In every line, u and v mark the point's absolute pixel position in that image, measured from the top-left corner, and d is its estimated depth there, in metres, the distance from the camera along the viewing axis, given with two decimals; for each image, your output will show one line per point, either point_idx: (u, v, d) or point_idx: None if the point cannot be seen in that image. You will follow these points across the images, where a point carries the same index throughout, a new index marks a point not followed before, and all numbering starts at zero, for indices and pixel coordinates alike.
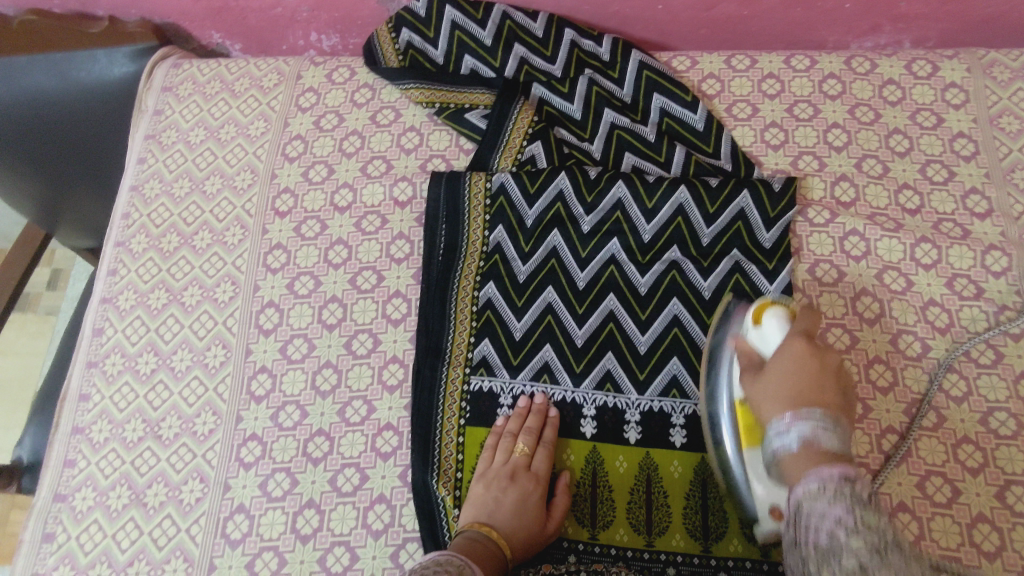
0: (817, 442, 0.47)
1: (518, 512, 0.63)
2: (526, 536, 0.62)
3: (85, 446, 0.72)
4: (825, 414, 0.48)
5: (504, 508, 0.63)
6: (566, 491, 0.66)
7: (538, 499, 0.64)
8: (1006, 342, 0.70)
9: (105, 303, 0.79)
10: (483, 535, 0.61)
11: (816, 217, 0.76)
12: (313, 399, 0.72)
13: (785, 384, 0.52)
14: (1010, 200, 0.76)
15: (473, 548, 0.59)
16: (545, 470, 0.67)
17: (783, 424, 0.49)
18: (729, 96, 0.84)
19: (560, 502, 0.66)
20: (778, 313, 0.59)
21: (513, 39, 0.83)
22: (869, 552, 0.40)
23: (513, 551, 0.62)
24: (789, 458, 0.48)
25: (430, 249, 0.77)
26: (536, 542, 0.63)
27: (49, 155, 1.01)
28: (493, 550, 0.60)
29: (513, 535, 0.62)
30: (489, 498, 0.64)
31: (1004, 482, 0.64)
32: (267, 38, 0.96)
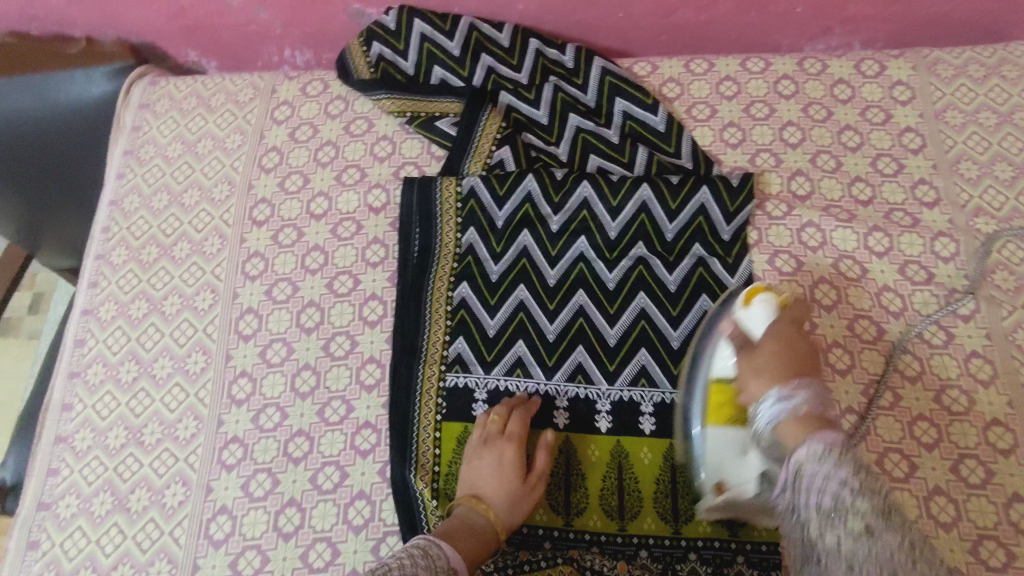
0: (810, 411, 0.50)
1: (493, 478, 0.66)
2: (512, 499, 0.65)
3: (68, 454, 0.73)
4: (816, 390, 0.52)
5: (488, 478, 0.66)
6: (547, 449, 0.68)
7: (515, 458, 0.67)
8: (957, 323, 0.73)
9: (86, 315, 0.81)
10: (473, 512, 0.64)
11: (774, 211, 0.79)
12: (292, 401, 0.74)
13: (779, 362, 0.56)
14: (957, 189, 0.80)
15: (464, 528, 0.62)
16: (522, 432, 0.69)
17: (777, 395, 0.52)
18: (689, 99, 0.87)
19: (542, 461, 0.68)
20: (767, 297, 0.62)
21: (479, 50, 0.86)
22: (876, 514, 0.43)
23: (505, 520, 0.64)
24: (784, 424, 0.51)
25: (404, 252, 0.79)
26: (524, 503, 0.66)
27: (33, 176, 1.04)
28: (485, 526, 0.63)
29: (502, 504, 0.65)
30: (476, 471, 0.67)
31: (958, 456, 0.68)
32: (243, 54, 0.99)
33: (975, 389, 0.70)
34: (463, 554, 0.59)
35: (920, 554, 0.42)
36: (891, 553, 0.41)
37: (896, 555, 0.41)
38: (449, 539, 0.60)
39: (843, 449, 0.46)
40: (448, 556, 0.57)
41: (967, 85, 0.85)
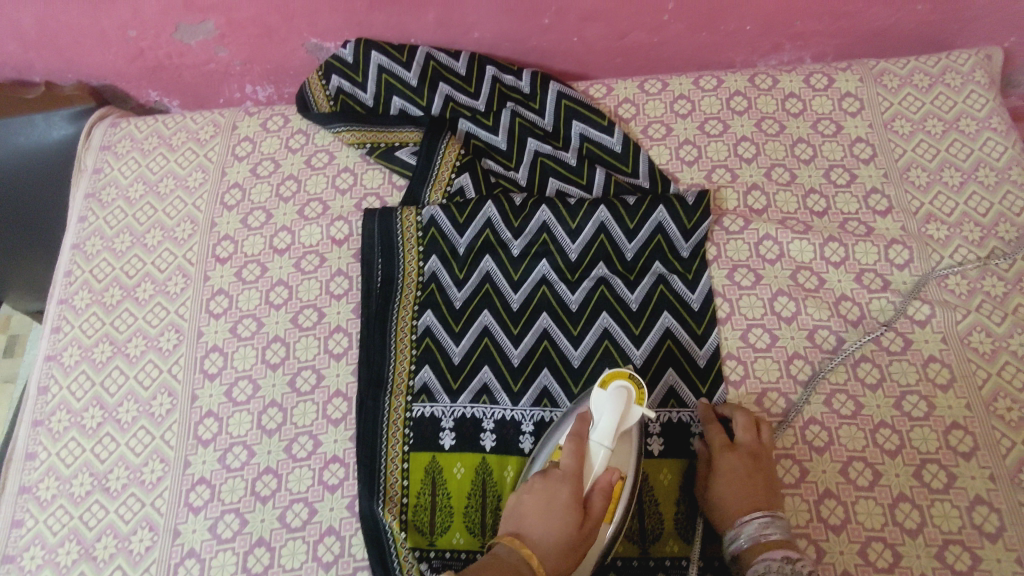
0: (761, 538, 0.60)
1: (544, 515, 0.58)
2: (559, 548, 0.57)
3: (33, 505, 0.73)
4: (764, 513, 0.61)
5: (534, 516, 0.58)
6: (603, 491, 0.60)
7: (570, 500, 0.58)
8: (914, 329, 0.74)
9: (50, 361, 0.80)
10: (510, 554, 0.57)
11: (731, 226, 0.81)
12: (259, 438, 0.74)
13: (730, 491, 0.64)
14: (908, 196, 0.81)
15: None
16: (577, 469, 0.61)
17: (735, 533, 0.62)
18: (645, 119, 0.89)
19: (599, 503, 0.60)
20: (622, 387, 0.63)
21: (437, 79, 0.87)
22: None
23: (545, 569, 0.56)
24: (745, 555, 0.61)
25: (367, 282, 0.79)
26: (572, 553, 0.58)
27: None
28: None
29: (546, 550, 0.57)
30: (523, 509, 0.59)
31: (920, 461, 0.69)
32: (205, 92, 1.00)
33: (935, 394, 0.71)
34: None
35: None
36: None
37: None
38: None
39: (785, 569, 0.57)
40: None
41: (913, 94, 0.87)
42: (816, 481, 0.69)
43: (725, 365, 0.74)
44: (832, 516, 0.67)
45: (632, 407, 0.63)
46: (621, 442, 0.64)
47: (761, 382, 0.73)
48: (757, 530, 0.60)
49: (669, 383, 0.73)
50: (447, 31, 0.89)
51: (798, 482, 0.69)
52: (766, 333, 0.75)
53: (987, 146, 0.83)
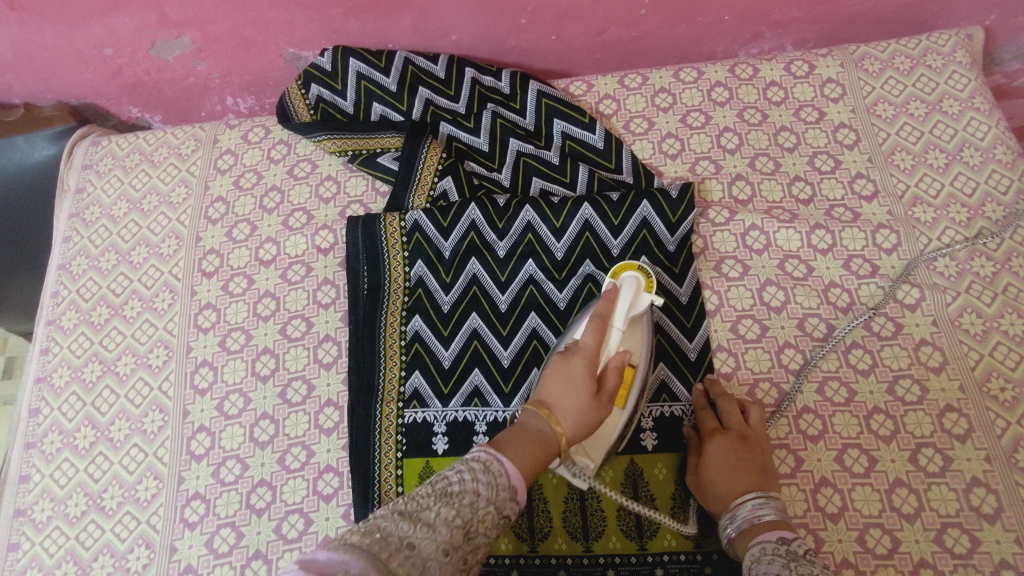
0: (757, 519, 0.60)
1: (567, 386, 0.58)
2: (583, 415, 0.57)
3: (28, 527, 0.72)
4: (757, 494, 0.61)
5: (556, 385, 0.58)
6: (617, 369, 0.61)
7: (587, 372, 0.59)
8: (904, 313, 0.74)
9: (40, 383, 0.80)
10: (535, 419, 0.55)
11: (716, 217, 0.80)
12: (252, 451, 0.73)
13: (724, 474, 0.64)
14: (893, 180, 0.81)
15: (524, 439, 0.53)
16: (596, 345, 0.63)
17: (732, 518, 0.61)
18: (626, 114, 0.89)
19: (614, 378, 0.61)
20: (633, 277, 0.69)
21: (416, 83, 0.87)
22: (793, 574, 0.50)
23: (570, 434, 0.56)
24: (743, 539, 0.60)
25: (354, 291, 0.79)
26: (592, 422, 0.58)
27: None
28: (549, 440, 0.54)
29: (569, 417, 0.56)
30: (545, 380, 0.59)
31: (915, 445, 0.68)
32: (186, 106, 0.99)
33: (927, 377, 0.71)
34: (519, 464, 0.50)
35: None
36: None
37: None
38: (506, 450, 0.51)
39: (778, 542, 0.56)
40: (507, 472, 0.49)
41: (894, 78, 0.87)
42: (811, 470, 0.69)
43: (716, 357, 0.74)
44: (828, 504, 0.67)
45: (642, 295, 0.68)
46: (634, 330, 0.68)
47: (753, 373, 0.73)
48: (751, 511, 0.60)
49: (660, 377, 0.73)
50: (424, 35, 0.89)
51: (794, 471, 0.69)
52: (756, 323, 0.75)
53: (971, 127, 0.83)
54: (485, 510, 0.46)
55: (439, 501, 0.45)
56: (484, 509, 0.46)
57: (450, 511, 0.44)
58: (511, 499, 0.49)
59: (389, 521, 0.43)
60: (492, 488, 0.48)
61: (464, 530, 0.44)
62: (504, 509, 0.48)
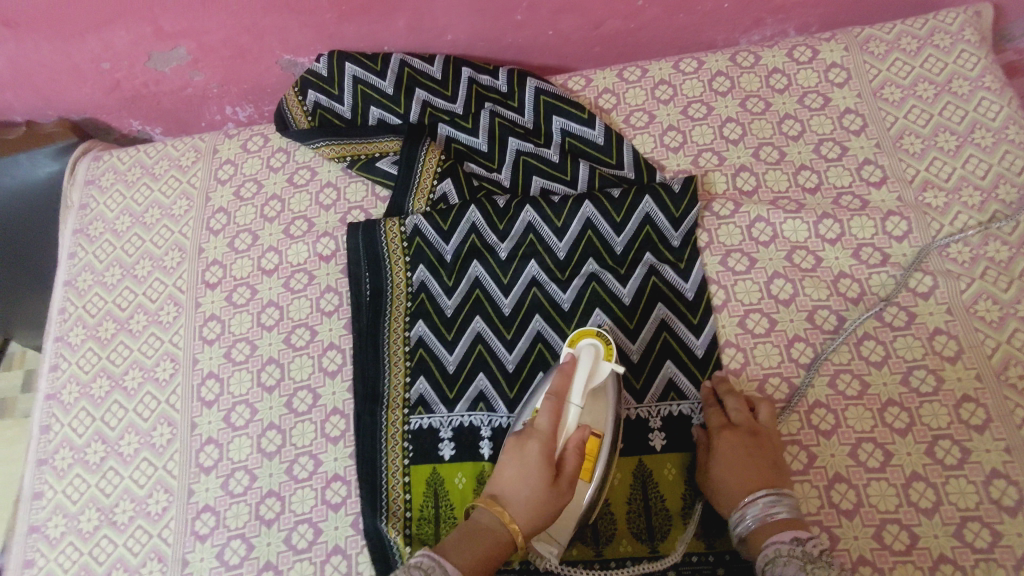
0: (771, 518, 0.59)
1: (521, 477, 0.58)
2: (539, 504, 0.57)
3: (43, 543, 0.73)
4: (769, 492, 0.60)
5: (511, 476, 0.59)
6: (576, 450, 0.60)
7: (543, 458, 0.58)
8: (916, 302, 0.72)
9: (50, 400, 0.81)
10: (489, 516, 0.57)
11: (721, 210, 0.79)
12: (260, 462, 0.73)
13: (734, 473, 0.63)
14: (903, 165, 0.79)
15: (475, 541, 0.56)
16: (551, 427, 0.60)
17: (743, 516, 0.60)
18: (626, 108, 0.87)
19: (572, 460, 0.60)
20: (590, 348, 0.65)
21: (413, 85, 0.86)
22: None
23: (525, 527, 0.57)
24: (754, 536, 0.59)
25: (356, 297, 0.79)
26: (551, 511, 0.58)
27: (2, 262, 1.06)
28: (500, 537, 0.57)
29: (522, 510, 0.57)
30: (503, 467, 0.60)
31: (932, 438, 0.67)
32: (185, 117, 1.00)
33: (942, 367, 0.69)
34: None
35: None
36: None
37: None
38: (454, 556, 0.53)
39: (795, 546, 0.56)
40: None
41: (901, 60, 0.85)
42: (824, 466, 0.67)
43: (724, 353, 0.73)
44: (843, 501, 0.66)
45: (602, 366, 0.65)
46: (596, 402, 0.64)
47: (762, 368, 0.72)
48: (762, 509, 0.60)
49: (668, 376, 0.72)
50: (419, 36, 0.88)
51: (807, 468, 0.67)
52: (764, 317, 0.74)
53: (982, 107, 0.80)
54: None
55: None
56: None
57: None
58: None
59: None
60: None
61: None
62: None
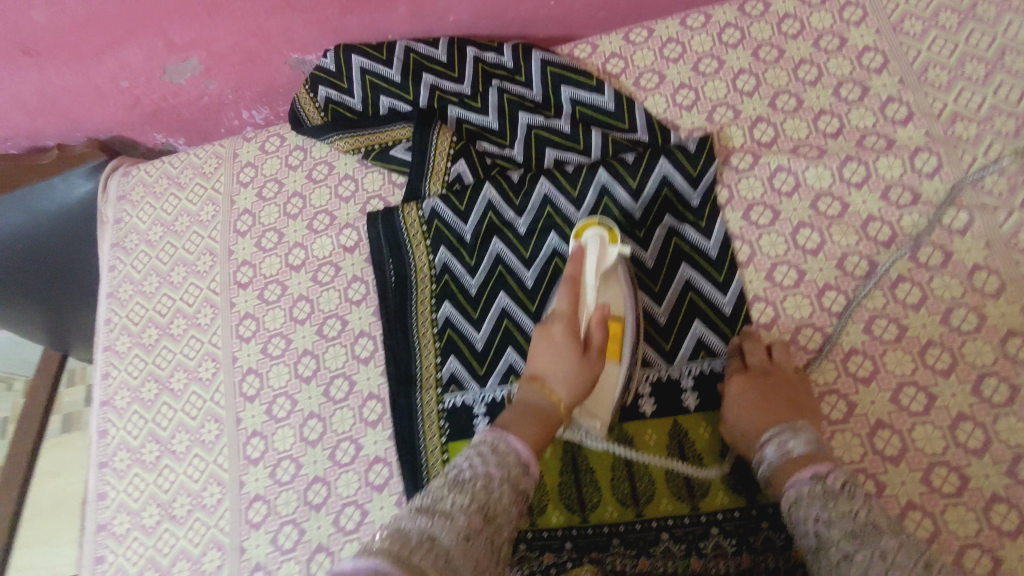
0: (790, 453, 0.58)
1: (554, 358, 0.61)
2: (574, 378, 0.61)
3: (111, 540, 0.77)
4: (783, 428, 0.60)
5: (544, 358, 0.62)
6: (600, 323, 0.62)
7: (568, 337, 0.61)
8: (953, 239, 0.70)
9: (105, 406, 0.85)
10: (532, 395, 0.60)
11: (740, 163, 0.77)
12: (304, 450, 0.76)
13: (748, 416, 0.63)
14: (928, 99, 0.76)
15: (525, 414, 0.58)
16: (572, 308, 0.63)
17: (763, 458, 0.60)
18: (635, 70, 0.86)
19: (598, 333, 0.62)
20: (596, 231, 0.66)
21: (420, 70, 0.87)
22: (849, 538, 0.49)
23: (567, 398, 0.60)
24: (775, 475, 0.58)
25: (382, 284, 0.80)
26: (588, 382, 0.61)
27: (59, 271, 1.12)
28: (547, 410, 0.60)
29: (562, 384, 0.61)
30: (534, 352, 0.63)
31: (977, 376, 0.65)
32: (205, 126, 1.02)
33: (984, 304, 0.67)
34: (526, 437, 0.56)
35: (895, 558, 0.46)
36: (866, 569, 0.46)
37: (870, 567, 0.46)
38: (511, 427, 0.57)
39: (817, 484, 0.54)
40: (517, 449, 0.54)
41: None
42: (865, 413, 0.66)
43: (753, 308, 0.72)
44: (888, 447, 0.64)
45: (609, 249, 0.65)
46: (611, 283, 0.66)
47: (794, 320, 0.70)
48: (778, 447, 0.59)
49: (697, 335, 0.71)
50: (421, 21, 0.88)
51: (847, 417, 0.66)
52: (792, 269, 0.72)
53: (1012, 30, 0.76)
54: (500, 489, 0.51)
55: (453, 490, 0.50)
56: (498, 490, 0.51)
57: (464, 499, 0.49)
58: (524, 471, 0.54)
59: (410, 521, 0.47)
60: (503, 467, 0.53)
61: (482, 512, 0.49)
62: (519, 484, 0.53)
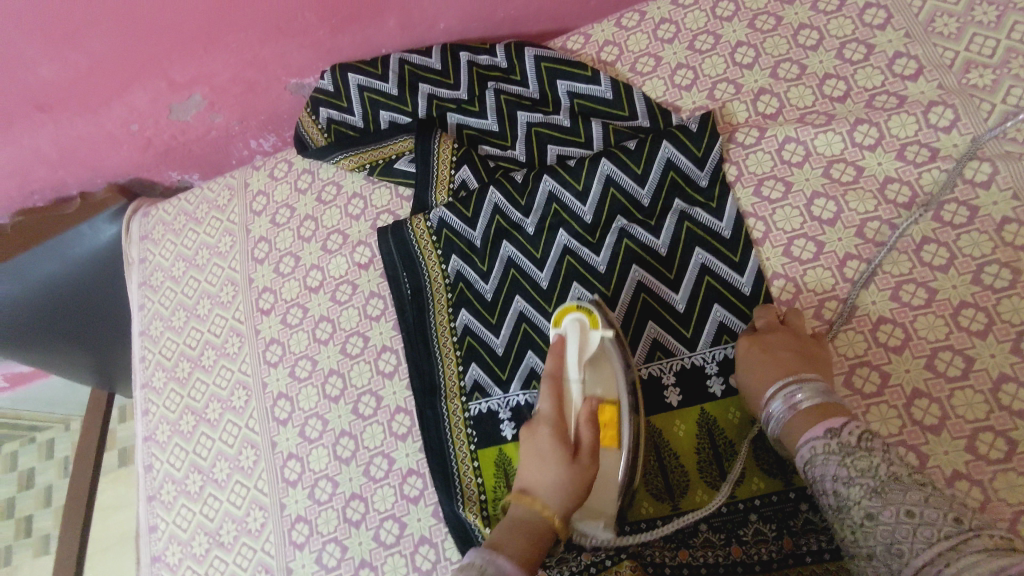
0: (799, 408, 0.59)
1: (542, 463, 0.60)
2: (566, 484, 0.59)
3: (166, 571, 0.80)
4: (788, 380, 0.60)
5: (532, 465, 0.60)
6: (588, 420, 0.61)
7: (557, 439, 0.60)
8: (978, 194, 0.67)
9: (148, 441, 0.88)
10: (523, 510, 0.58)
11: (746, 139, 0.75)
12: (339, 468, 0.77)
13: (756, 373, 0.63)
14: (938, 50, 0.73)
15: (516, 533, 0.56)
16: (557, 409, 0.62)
17: (772, 413, 0.61)
18: (630, 56, 0.84)
19: (587, 432, 0.61)
20: (575, 319, 0.67)
21: (416, 81, 0.87)
22: (871, 495, 0.50)
23: (561, 510, 0.58)
24: (788, 431, 0.59)
25: (398, 298, 0.81)
26: (582, 488, 0.59)
27: (94, 315, 1.16)
28: (540, 526, 0.57)
29: (553, 496, 0.58)
30: (523, 462, 0.61)
31: (1016, 335, 0.62)
32: (216, 159, 1.05)
33: (1016, 259, 0.64)
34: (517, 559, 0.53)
35: (922, 514, 0.47)
36: (892, 529, 0.48)
37: (897, 526, 0.48)
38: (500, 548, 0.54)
39: (830, 441, 0.54)
40: (508, 573, 0.52)
41: None
42: (900, 383, 0.64)
43: (773, 286, 0.70)
44: (927, 417, 0.62)
45: (590, 336, 0.66)
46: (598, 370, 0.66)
47: (816, 294, 0.69)
48: (786, 402, 0.59)
49: (718, 319, 0.70)
50: (412, 32, 0.88)
51: (881, 388, 0.64)
52: (810, 242, 0.70)
53: None
54: None
55: None
56: None
57: None
58: None
59: None
60: None
61: None
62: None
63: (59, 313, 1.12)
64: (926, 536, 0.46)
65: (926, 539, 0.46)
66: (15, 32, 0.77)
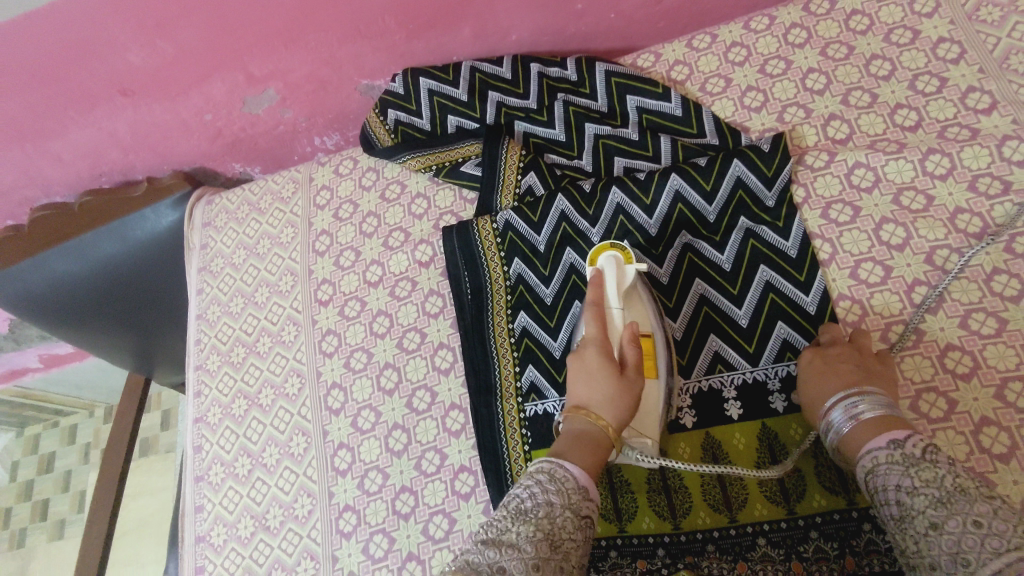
0: (863, 419, 0.58)
1: (594, 381, 0.61)
2: (617, 398, 0.60)
3: (210, 551, 0.81)
4: (850, 391, 0.60)
5: (583, 383, 0.62)
6: (632, 341, 0.64)
7: (605, 359, 0.62)
8: None
9: (198, 423, 0.89)
10: (580, 422, 0.59)
11: (815, 162, 0.76)
12: (390, 461, 0.77)
13: (819, 386, 0.63)
14: (1013, 86, 0.73)
15: (574, 443, 0.57)
16: (601, 332, 0.65)
17: (834, 423, 0.60)
18: (700, 76, 0.86)
19: (632, 353, 0.64)
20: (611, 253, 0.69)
21: (486, 89, 0.89)
22: (936, 506, 0.49)
23: (616, 422, 0.60)
24: (848, 442, 0.59)
25: (458, 296, 0.82)
26: (630, 399, 0.61)
27: (143, 305, 1.19)
28: (597, 436, 0.59)
29: (606, 406, 0.60)
30: (572, 382, 0.63)
31: None
32: (279, 154, 1.08)
33: None
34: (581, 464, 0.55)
35: (990, 525, 0.46)
36: (958, 538, 0.47)
37: (963, 536, 0.47)
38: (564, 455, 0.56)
39: (895, 452, 0.54)
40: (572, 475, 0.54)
41: None
42: (968, 411, 0.63)
43: (838, 307, 0.70)
44: (996, 445, 0.62)
45: (626, 269, 0.69)
46: (634, 302, 0.69)
47: (883, 318, 0.69)
48: (847, 413, 0.59)
49: (782, 336, 0.70)
50: (485, 41, 0.90)
51: (948, 415, 0.64)
52: (878, 266, 0.71)
53: None
54: (562, 517, 0.51)
55: (516, 522, 0.51)
56: (561, 517, 0.52)
57: (528, 528, 0.50)
58: (584, 498, 0.54)
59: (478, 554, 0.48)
60: (562, 494, 0.53)
61: (548, 541, 0.50)
62: (581, 510, 0.53)
63: (111, 297, 1.15)
64: (994, 546, 0.45)
65: (994, 549, 0.45)
66: (111, 18, 0.80)
